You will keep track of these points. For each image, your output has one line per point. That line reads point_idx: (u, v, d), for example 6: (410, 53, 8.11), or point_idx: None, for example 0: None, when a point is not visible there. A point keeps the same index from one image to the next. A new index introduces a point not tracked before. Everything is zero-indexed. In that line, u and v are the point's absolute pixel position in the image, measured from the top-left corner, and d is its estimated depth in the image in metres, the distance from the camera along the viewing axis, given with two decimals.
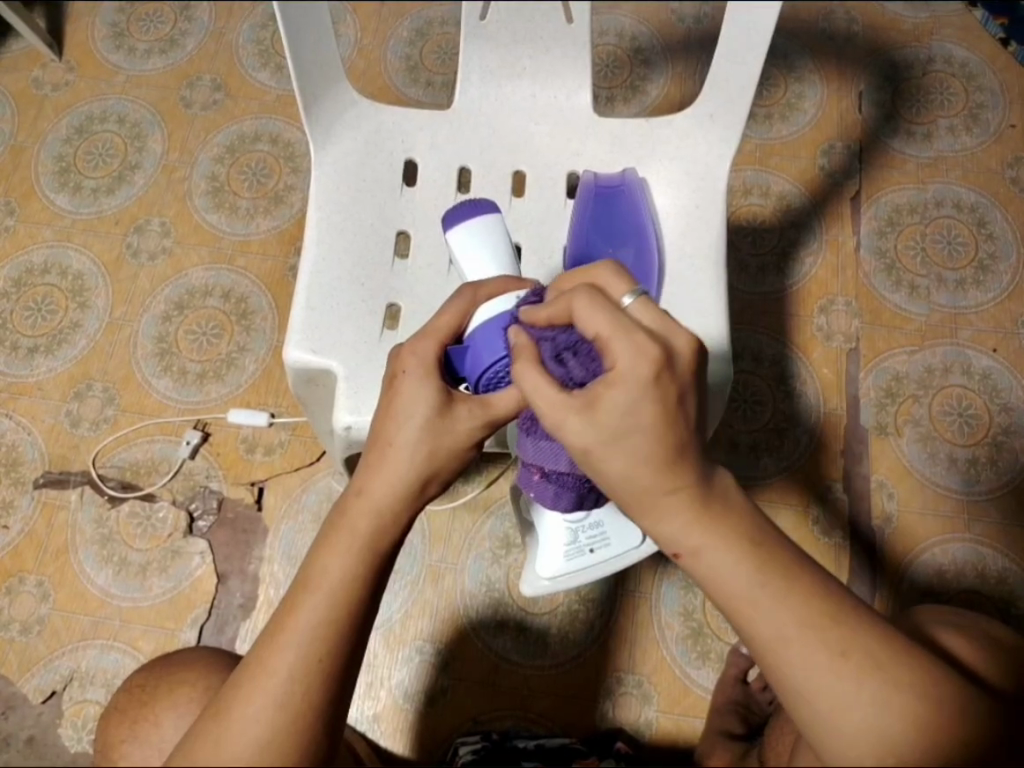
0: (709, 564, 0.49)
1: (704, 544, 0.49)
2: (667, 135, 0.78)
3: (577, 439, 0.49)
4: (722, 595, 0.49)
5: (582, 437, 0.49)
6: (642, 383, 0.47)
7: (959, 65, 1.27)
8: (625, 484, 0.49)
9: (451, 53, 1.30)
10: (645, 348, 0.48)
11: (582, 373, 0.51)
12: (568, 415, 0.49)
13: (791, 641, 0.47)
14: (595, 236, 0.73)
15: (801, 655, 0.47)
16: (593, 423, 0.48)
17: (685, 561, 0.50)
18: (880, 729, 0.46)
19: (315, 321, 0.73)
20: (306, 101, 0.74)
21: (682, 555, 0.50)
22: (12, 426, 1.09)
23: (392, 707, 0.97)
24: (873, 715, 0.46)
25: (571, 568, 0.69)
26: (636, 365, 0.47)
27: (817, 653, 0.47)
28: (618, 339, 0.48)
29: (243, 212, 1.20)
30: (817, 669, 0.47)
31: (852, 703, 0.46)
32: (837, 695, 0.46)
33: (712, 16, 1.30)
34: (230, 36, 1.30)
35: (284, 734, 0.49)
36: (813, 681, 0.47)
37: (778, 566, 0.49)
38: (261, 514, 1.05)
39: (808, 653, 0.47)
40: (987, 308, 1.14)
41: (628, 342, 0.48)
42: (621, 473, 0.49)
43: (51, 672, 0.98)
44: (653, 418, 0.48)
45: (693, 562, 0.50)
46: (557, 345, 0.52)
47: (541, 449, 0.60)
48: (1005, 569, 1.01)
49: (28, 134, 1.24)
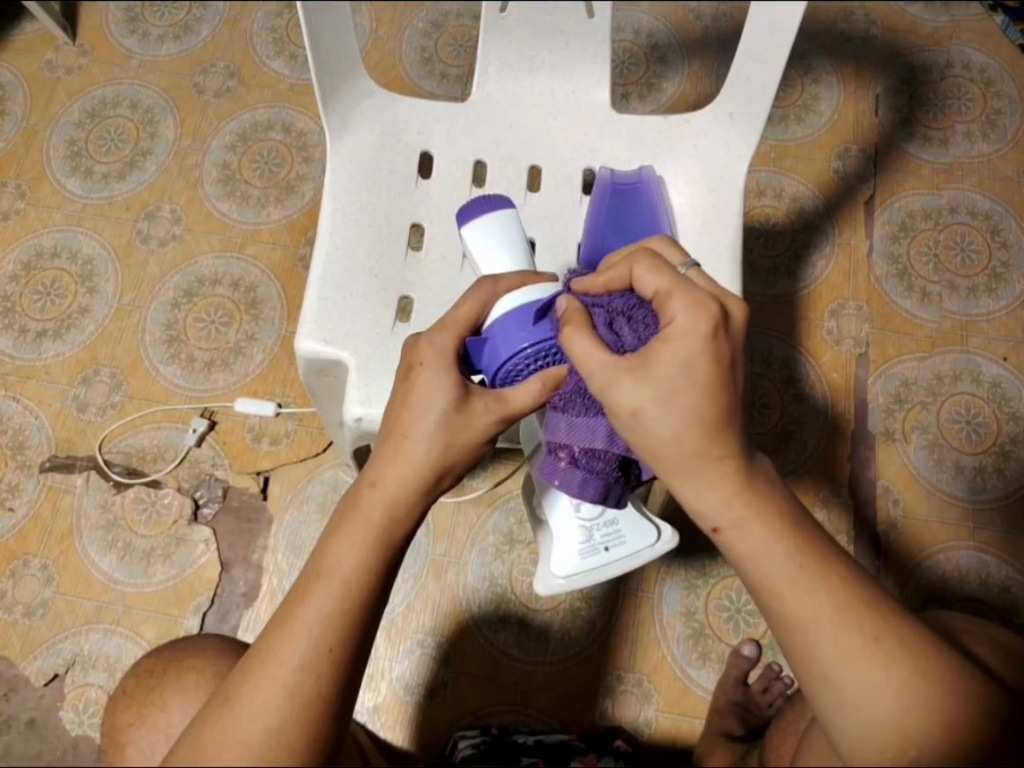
0: (747, 540, 0.49)
1: (750, 516, 0.50)
2: (686, 134, 0.78)
3: (627, 399, 0.49)
4: (758, 575, 0.49)
5: (633, 396, 0.48)
6: (701, 338, 0.48)
7: (978, 71, 1.27)
8: (669, 451, 0.49)
9: (467, 46, 1.29)
10: (703, 305, 0.48)
11: (635, 339, 0.52)
12: (620, 374, 0.49)
13: (824, 622, 0.47)
14: (609, 232, 0.72)
15: (831, 639, 0.47)
16: (646, 381, 0.48)
17: (722, 538, 0.50)
18: (905, 718, 0.46)
19: (326, 312, 0.72)
20: (323, 90, 0.74)
21: (722, 529, 0.50)
22: (18, 409, 1.09)
23: (392, 698, 0.98)
24: (899, 706, 0.46)
25: (586, 566, 0.67)
26: (694, 321, 0.48)
27: (846, 639, 0.47)
28: (676, 297, 0.49)
29: (254, 200, 1.20)
30: (848, 653, 0.47)
31: (879, 693, 0.46)
32: (854, 684, 0.46)
33: (730, 15, 1.29)
34: (244, 23, 1.30)
35: (292, 723, 0.49)
36: (839, 667, 0.47)
37: (815, 552, 0.49)
38: (266, 504, 1.05)
39: (838, 637, 0.47)
40: (998, 317, 1.13)
41: (687, 298, 0.49)
42: (669, 435, 0.49)
43: (54, 655, 0.98)
44: (708, 377, 0.48)
45: (733, 537, 0.50)
46: (611, 312, 0.53)
47: (575, 426, 0.58)
48: (1009, 578, 1.01)
49: (40, 117, 1.24)
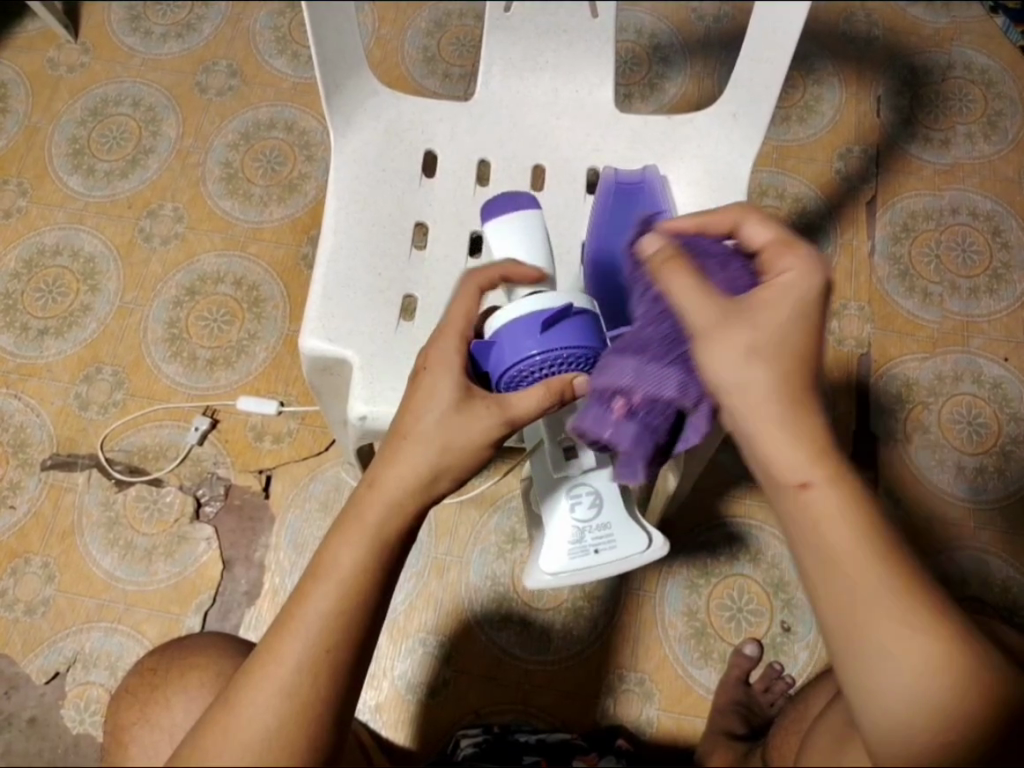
0: (834, 500, 0.45)
1: (838, 477, 0.46)
2: (689, 134, 0.78)
3: (730, 339, 0.47)
4: (833, 535, 0.45)
5: (738, 335, 0.47)
6: (811, 294, 0.48)
7: (979, 72, 1.27)
8: (761, 396, 0.46)
9: (469, 46, 1.29)
10: (814, 269, 0.49)
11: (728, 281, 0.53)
12: (726, 312, 0.48)
13: (893, 597, 0.44)
14: (612, 235, 0.73)
15: (896, 615, 0.44)
16: (754, 321, 0.47)
17: (809, 494, 0.45)
18: (948, 706, 0.43)
19: (330, 311, 0.72)
20: (327, 88, 0.75)
21: (811, 485, 0.45)
22: (20, 407, 1.09)
23: (393, 697, 0.98)
24: (946, 693, 0.43)
25: (574, 566, 0.67)
26: (803, 279, 0.49)
27: (911, 617, 0.44)
28: (789, 255, 0.50)
29: (256, 199, 1.20)
30: (909, 633, 0.43)
31: (929, 676, 0.43)
32: (901, 659, 0.43)
33: (732, 15, 1.29)
34: (247, 22, 1.30)
35: (291, 721, 0.49)
36: (896, 645, 0.43)
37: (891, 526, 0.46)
38: (268, 503, 1.05)
39: (906, 613, 0.44)
40: (999, 318, 1.14)
41: (799, 259, 0.50)
42: (765, 380, 0.46)
43: (56, 653, 0.98)
44: (810, 331, 0.48)
45: (820, 494, 0.45)
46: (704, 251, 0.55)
47: (648, 370, 0.55)
48: (1010, 577, 1.01)
49: (42, 115, 1.24)
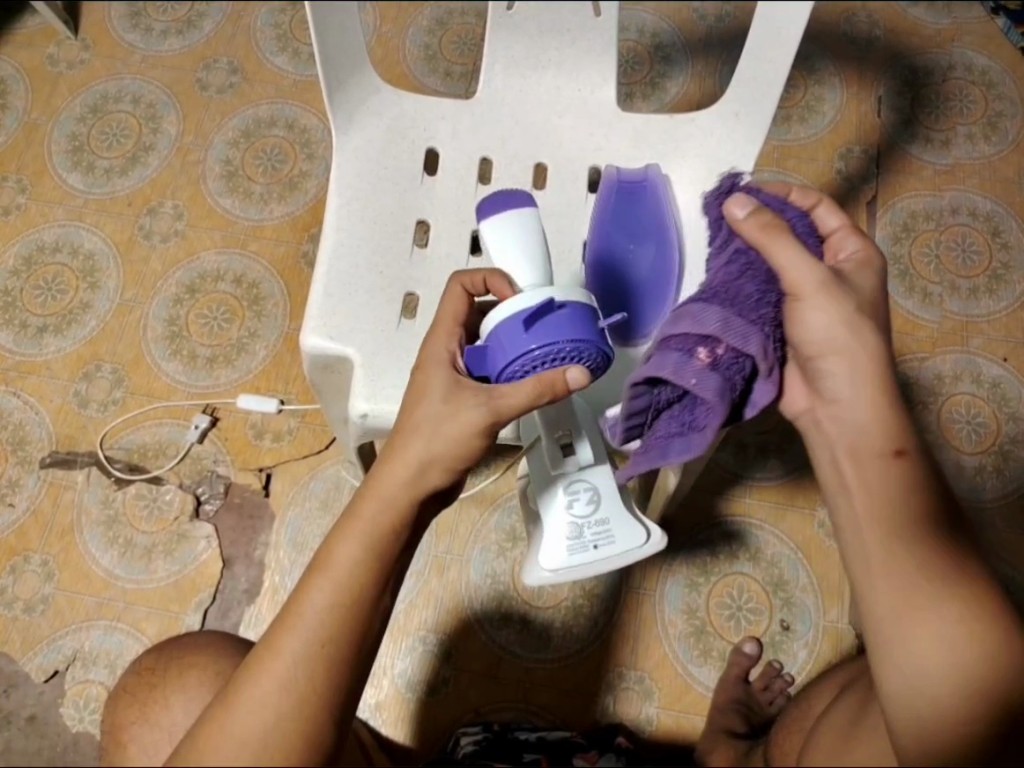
0: (916, 473, 0.53)
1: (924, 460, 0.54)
2: (691, 134, 0.78)
3: (837, 307, 0.54)
4: (906, 502, 0.52)
5: (846, 307, 0.54)
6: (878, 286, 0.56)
7: (980, 73, 1.27)
8: (860, 370, 0.54)
9: (471, 44, 1.29)
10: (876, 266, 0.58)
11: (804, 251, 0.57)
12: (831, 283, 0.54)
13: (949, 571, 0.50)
14: (615, 233, 0.75)
15: (946, 585, 0.50)
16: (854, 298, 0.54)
17: (898, 462, 0.53)
18: (973, 688, 0.48)
19: (332, 309, 0.72)
20: (330, 86, 0.75)
21: (904, 453, 0.53)
22: (19, 405, 1.08)
23: (393, 695, 0.98)
24: (972, 674, 0.48)
25: (573, 562, 0.67)
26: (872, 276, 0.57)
27: (957, 592, 0.50)
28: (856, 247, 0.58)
29: (257, 197, 1.19)
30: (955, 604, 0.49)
31: (961, 649, 0.48)
32: (942, 625, 0.49)
33: (734, 15, 1.29)
34: (248, 20, 1.29)
35: (290, 717, 0.49)
36: (940, 610, 0.49)
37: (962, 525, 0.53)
38: (268, 501, 1.05)
39: (956, 587, 0.50)
40: (998, 318, 1.14)
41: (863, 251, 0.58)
42: (869, 351, 0.54)
43: (55, 651, 0.97)
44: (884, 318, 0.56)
45: (907, 465, 0.53)
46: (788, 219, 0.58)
47: (734, 322, 0.55)
48: (1009, 577, 1.01)
49: (42, 112, 1.23)
